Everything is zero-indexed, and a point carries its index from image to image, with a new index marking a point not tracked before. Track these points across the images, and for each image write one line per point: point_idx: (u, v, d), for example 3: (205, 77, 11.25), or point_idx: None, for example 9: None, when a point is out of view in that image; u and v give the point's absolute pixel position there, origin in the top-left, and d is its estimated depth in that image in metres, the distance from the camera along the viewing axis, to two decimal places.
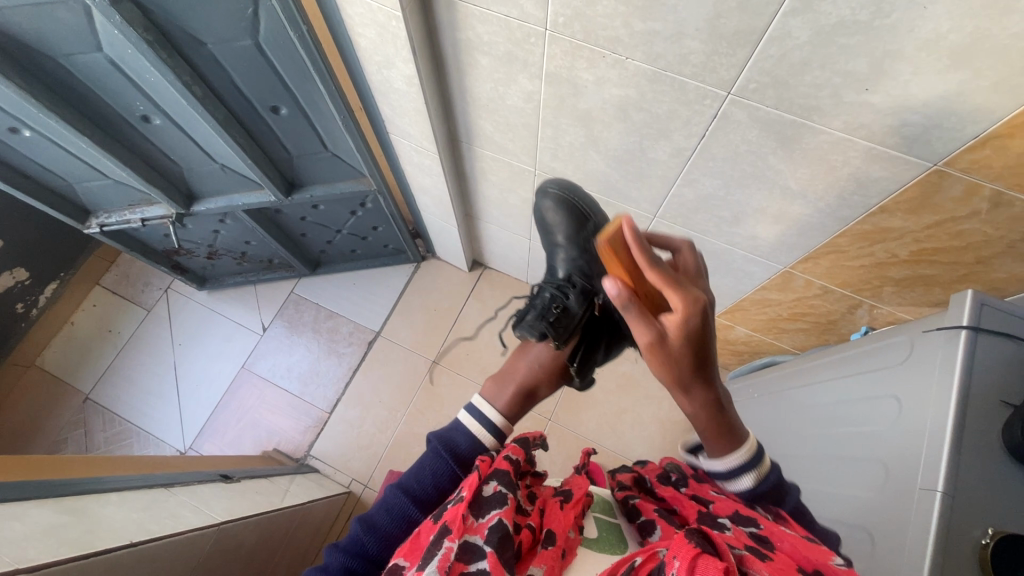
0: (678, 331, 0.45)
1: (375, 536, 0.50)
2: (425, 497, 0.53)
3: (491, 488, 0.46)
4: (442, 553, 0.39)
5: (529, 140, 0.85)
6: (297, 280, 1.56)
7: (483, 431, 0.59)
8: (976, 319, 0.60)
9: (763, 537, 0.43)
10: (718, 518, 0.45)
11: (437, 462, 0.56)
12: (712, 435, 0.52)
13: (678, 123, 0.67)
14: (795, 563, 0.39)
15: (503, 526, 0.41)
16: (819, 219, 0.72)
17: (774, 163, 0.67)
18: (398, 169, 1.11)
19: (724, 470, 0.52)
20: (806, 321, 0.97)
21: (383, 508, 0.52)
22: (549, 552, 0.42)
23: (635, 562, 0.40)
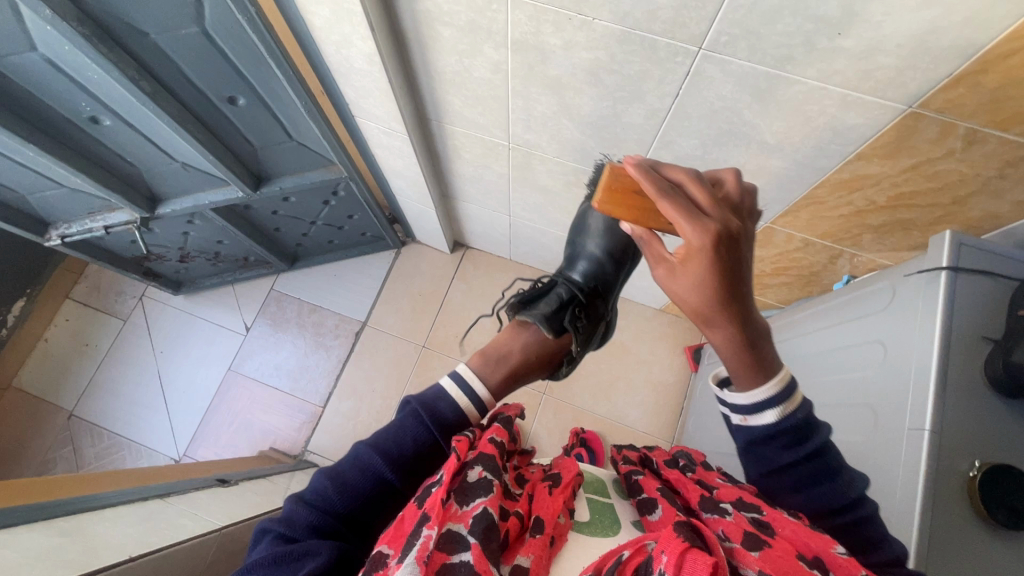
0: (696, 258, 0.42)
1: (342, 491, 0.47)
2: (399, 458, 0.49)
3: (475, 474, 0.45)
4: (421, 543, 0.38)
5: (500, 113, 0.83)
6: (276, 276, 1.52)
7: (468, 404, 0.55)
8: (956, 259, 0.61)
9: (763, 522, 0.41)
10: (720, 503, 0.44)
11: (416, 425, 0.51)
12: (737, 369, 0.48)
13: (651, 83, 0.66)
14: (795, 550, 0.38)
15: (488, 516, 0.41)
16: (798, 171, 0.71)
17: (751, 118, 0.66)
18: (368, 153, 1.08)
19: (749, 406, 0.48)
20: (789, 274, 0.97)
21: (354, 464, 0.48)
22: (538, 540, 0.41)
23: (622, 554, 0.38)
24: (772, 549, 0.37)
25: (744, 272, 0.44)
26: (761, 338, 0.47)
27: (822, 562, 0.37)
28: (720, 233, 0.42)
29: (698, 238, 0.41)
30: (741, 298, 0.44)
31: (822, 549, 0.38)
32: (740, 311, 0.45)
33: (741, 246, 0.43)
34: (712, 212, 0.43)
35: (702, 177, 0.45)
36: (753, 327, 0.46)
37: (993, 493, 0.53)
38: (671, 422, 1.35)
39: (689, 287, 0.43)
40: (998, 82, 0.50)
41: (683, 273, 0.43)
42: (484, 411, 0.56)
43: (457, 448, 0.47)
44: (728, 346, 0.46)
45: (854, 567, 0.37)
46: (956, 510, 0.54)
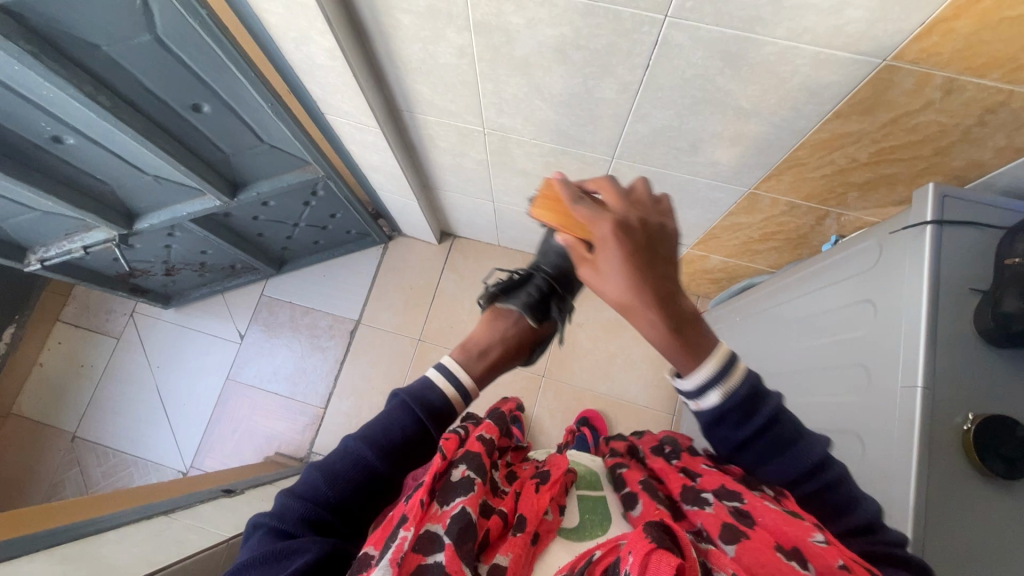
0: (605, 245, 0.42)
1: (331, 484, 0.45)
2: (386, 447, 0.48)
3: (459, 473, 0.45)
4: (396, 543, 0.38)
5: (471, 98, 0.81)
6: (265, 282, 1.51)
7: (450, 386, 0.53)
8: (940, 212, 0.60)
9: (744, 512, 0.41)
10: (701, 493, 0.45)
11: (403, 412, 0.50)
12: (679, 361, 0.44)
13: (620, 56, 0.64)
14: (773, 539, 0.38)
15: (466, 516, 0.40)
16: (776, 134, 0.70)
17: (724, 84, 0.64)
18: (343, 150, 1.06)
19: (697, 390, 0.45)
20: (777, 239, 0.97)
21: (342, 456, 0.47)
22: (517, 539, 0.42)
23: (595, 554, 0.39)
24: (749, 540, 0.38)
25: (656, 257, 0.43)
26: (694, 326, 0.44)
27: (801, 551, 0.37)
28: (621, 226, 0.42)
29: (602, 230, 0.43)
30: (663, 281, 0.42)
31: (800, 537, 0.38)
32: (664, 296, 0.42)
33: (646, 234, 0.43)
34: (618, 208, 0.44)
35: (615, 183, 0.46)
36: (681, 314, 0.43)
37: (986, 444, 0.53)
38: (671, 394, 1.36)
39: (607, 278, 0.42)
40: (971, 27, 0.49)
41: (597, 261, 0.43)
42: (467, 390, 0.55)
43: (444, 446, 0.47)
44: (659, 335, 0.43)
45: (832, 556, 0.37)
46: (951, 465, 0.54)
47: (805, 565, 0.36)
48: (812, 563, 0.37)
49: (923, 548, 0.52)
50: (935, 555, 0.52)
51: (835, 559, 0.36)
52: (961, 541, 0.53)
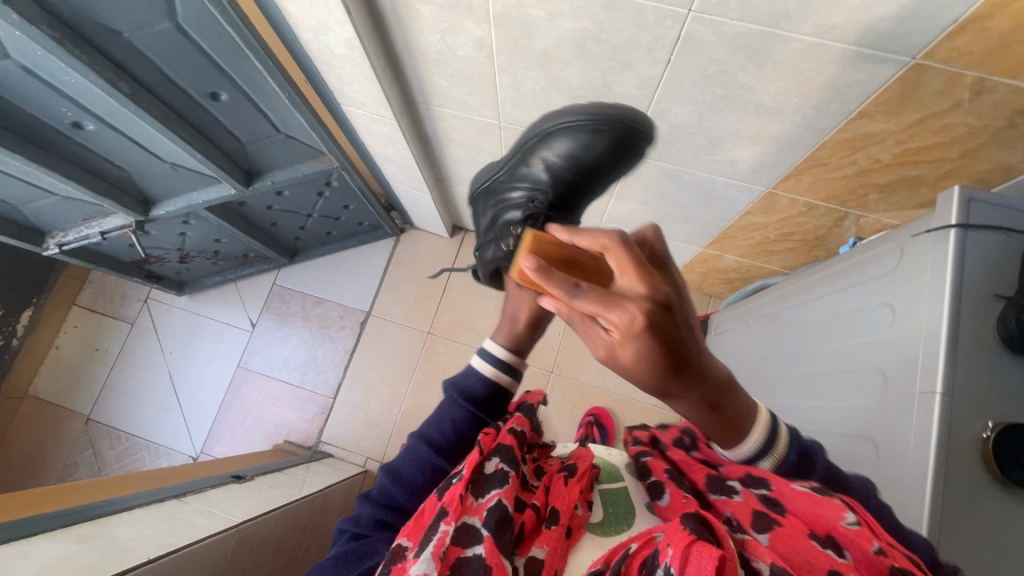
0: (628, 351, 0.34)
1: (403, 489, 0.51)
2: (443, 443, 0.53)
3: (492, 465, 0.46)
4: (437, 537, 0.39)
5: (488, 92, 0.80)
6: (276, 271, 1.52)
7: (496, 372, 0.56)
8: (965, 216, 0.59)
9: (773, 500, 0.41)
10: (727, 483, 0.45)
11: (454, 408, 0.55)
12: (708, 428, 0.46)
13: (643, 50, 0.63)
14: (806, 528, 0.38)
15: (502, 508, 0.41)
16: (798, 133, 0.69)
17: (746, 81, 0.63)
18: (358, 140, 1.06)
19: (739, 459, 0.47)
20: (794, 239, 0.96)
21: (407, 460, 0.53)
22: (553, 532, 0.42)
23: (630, 547, 0.38)
24: (782, 528, 0.37)
25: (688, 352, 0.37)
26: (733, 402, 0.44)
27: (835, 538, 0.36)
28: (665, 307, 0.34)
29: (632, 326, 0.33)
30: (695, 371, 0.38)
31: (832, 521, 0.37)
32: (701, 378, 0.39)
33: (681, 317, 0.36)
34: (642, 295, 0.34)
35: (628, 238, 0.36)
36: (716, 386, 0.42)
37: (1005, 451, 0.52)
38: None
39: (636, 371, 0.36)
40: (1007, 26, 0.48)
41: (624, 360, 0.35)
42: (518, 368, 0.58)
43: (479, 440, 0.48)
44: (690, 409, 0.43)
45: (865, 539, 0.36)
46: (970, 472, 0.53)
47: (840, 552, 0.35)
48: (848, 550, 0.36)
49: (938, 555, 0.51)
50: (950, 561, 0.51)
51: (870, 542, 0.35)
52: (979, 548, 0.52)
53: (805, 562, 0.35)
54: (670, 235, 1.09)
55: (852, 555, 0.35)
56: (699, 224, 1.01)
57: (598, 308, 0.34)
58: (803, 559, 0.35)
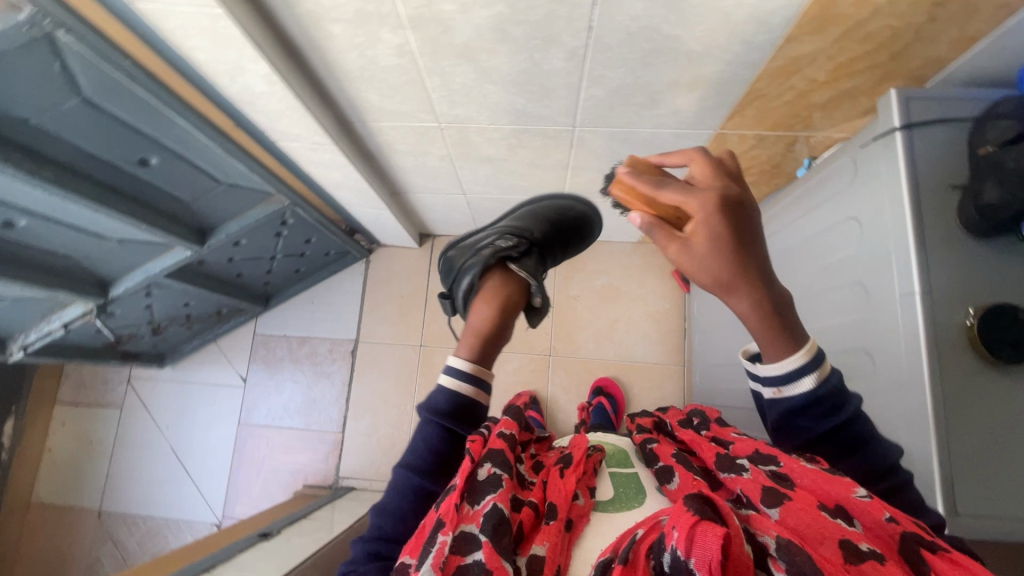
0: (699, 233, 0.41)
1: (393, 520, 0.50)
2: (429, 467, 0.51)
3: (485, 471, 0.46)
4: (436, 548, 0.39)
5: (421, 96, 0.79)
6: (255, 320, 1.49)
7: (458, 383, 0.52)
8: (906, 115, 0.60)
9: (782, 476, 0.44)
10: (737, 460, 0.49)
11: (427, 428, 0.52)
12: (768, 345, 0.46)
13: (563, 23, 0.62)
14: (816, 499, 0.40)
15: (498, 512, 0.42)
16: (733, 71, 0.69)
17: (671, 31, 0.63)
18: (303, 173, 1.04)
19: (780, 376, 0.47)
20: (752, 174, 0.97)
21: (392, 489, 0.51)
22: (552, 527, 0.42)
23: (638, 533, 0.39)
24: (793, 501, 0.39)
25: (750, 229, 0.42)
26: (789, 310, 0.45)
27: (844, 508, 0.39)
28: (738, 198, 0.42)
29: (704, 209, 0.41)
30: (754, 256, 0.42)
31: (841, 493, 0.40)
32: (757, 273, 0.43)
33: (751, 215, 0.43)
34: (708, 184, 0.43)
35: (706, 151, 0.46)
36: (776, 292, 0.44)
37: (990, 331, 0.53)
38: (676, 346, 1.39)
39: (706, 261, 0.42)
40: None
41: (697, 249, 0.42)
42: (483, 378, 0.53)
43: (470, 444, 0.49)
44: (749, 312, 0.44)
45: (875, 510, 0.38)
46: (963, 359, 0.55)
47: (852, 521, 0.38)
48: (859, 520, 0.38)
49: (949, 445, 0.53)
50: (960, 448, 0.53)
51: (881, 511, 0.38)
52: (990, 430, 0.53)
53: (815, 532, 0.37)
54: None
55: (862, 524, 0.39)
56: None
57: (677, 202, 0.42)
58: (817, 529, 0.37)
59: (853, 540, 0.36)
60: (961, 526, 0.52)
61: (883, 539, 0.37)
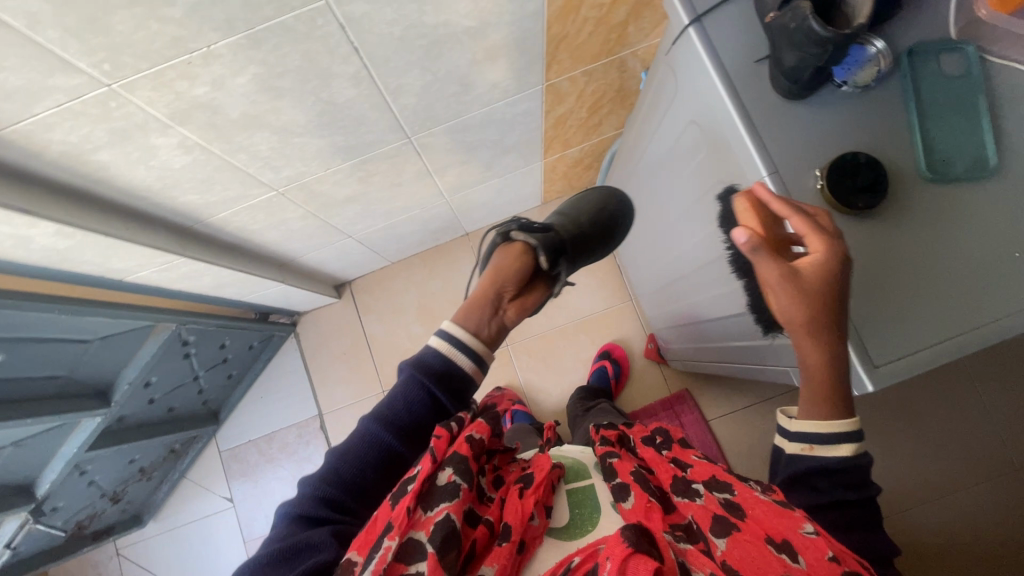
0: (815, 266, 0.47)
1: (348, 463, 0.49)
2: (401, 423, 0.50)
3: (445, 476, 0.48)
4: (380, 554, 0.41)
5: (239, 177, 0.74)
6: (215, 439, 1.43)
7: (452, 349, 0.53)
8: (692, 10, 0.59)
9: (734, 504, 0.52)
10: (693, 486, 0.57)
11: (410, 384, 0.52)
12: (807, 395, 0.51)
13: (327, 56, 0.57)
14: (764, 533, 0.47)
15: (450, 524, 0.44)
16: (522, 29, 0.66)
17: (437, 21, 0.58)
18: (176, 292, 0.98)
19: (825, 435, 0.51)
20: (603, 104, 0.96)
21: (352, 439, 0.50)
22: (504, 547, 0.47)
23: (573, 561, 0.47)
24: (739, 534, 0.48)
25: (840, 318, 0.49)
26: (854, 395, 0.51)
27: (790, 542, 0.45)
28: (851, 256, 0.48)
29: (825, 249, 0.47)
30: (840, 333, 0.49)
31: (789, 526, 0.46)
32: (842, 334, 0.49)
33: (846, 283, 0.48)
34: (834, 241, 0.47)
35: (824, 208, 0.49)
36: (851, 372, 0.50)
37: (844, 186, 0.53)
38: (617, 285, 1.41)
39: (798, 301, 0.48)
40: None
41: (805, 284, 0.47)
42: (476, 351, 0.54)
43: (433, 449, 0.48)
44: (819, 358, 0.49)
45: (818, 544, 0.44)
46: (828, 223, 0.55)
47: (796, 557, 0.44)
48: (803, 555, 0.44)
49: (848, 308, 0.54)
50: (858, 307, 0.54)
51: (824, 549, 0.43)
52: (885, 278, 0.54)
53: (756, 564, 0.45)
54: (508, 167, 1.09)
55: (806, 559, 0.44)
56: (521, 144, 1.00)
57: (803, 231, 0.47)
58: (755, 563, 0.45)
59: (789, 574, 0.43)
60: (885, 376, 0.54)
61: (823, 568, 0.42)
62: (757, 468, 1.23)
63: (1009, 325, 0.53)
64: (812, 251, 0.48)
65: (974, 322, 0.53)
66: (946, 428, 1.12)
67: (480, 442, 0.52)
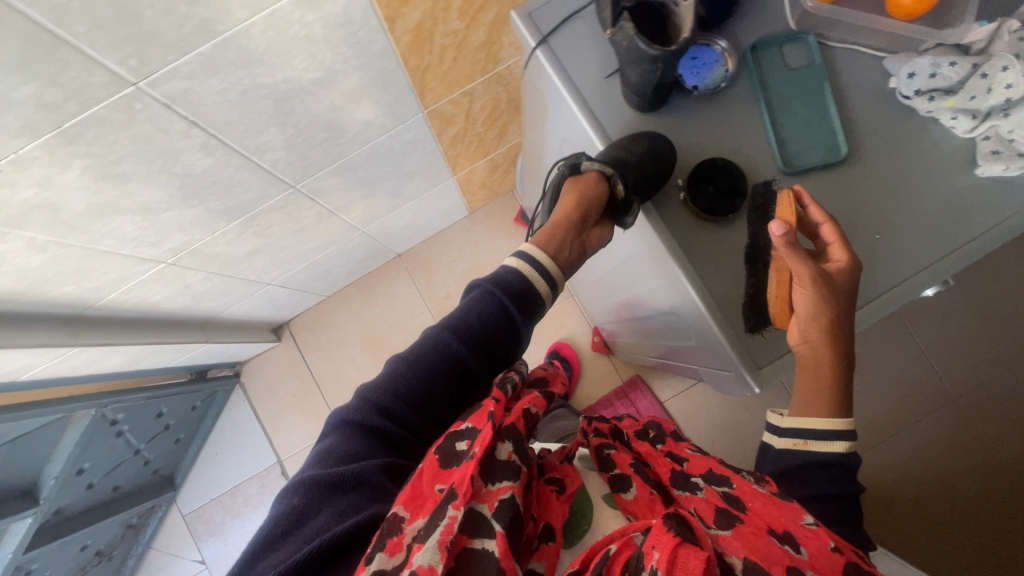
0: (843, 272, 0.49)
1: (417, 370, 0.48)
2: (473, 335, 0.50)
3: (505, 452, 0.45)
4: (444, 524, 0.38)
5: (114, 260, 0.70)
6: (177, 504, 1.37)
7: (532, 271, 0.54)
8: (537, 31, 0.57)
9: (734, 496, 0.50)
10: (692, 481, 0.55)
11: (490, 299, 0.51)
12: (800, 397, 0.53)
13: (163, 135, 0.54)
14: (764, 524, 0.46)
15: (515, 505, 0.41)
16: (377, 69, 0.63)
17: (274, 79, 0.55)
18: (87, 377, 0.94)
19: (821, 432, 0.50)
20: (497, 115, 0.94)
21: (424, 344, 0.50)
22: (550, 546, 0.46)
23: (611, 549, 0.44)
24: (743, 525, 0.45)
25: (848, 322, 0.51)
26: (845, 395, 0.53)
27: (790, 534, 0.44)
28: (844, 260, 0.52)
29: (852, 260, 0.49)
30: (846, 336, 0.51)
31: (789, 518, 0.45)
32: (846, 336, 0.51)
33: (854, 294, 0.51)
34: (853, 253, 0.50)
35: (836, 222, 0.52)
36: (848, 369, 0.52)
37: (703, 195, 0.54)
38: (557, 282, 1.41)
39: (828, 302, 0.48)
40: None
41: (839, 288, 0.49)
42: (551, 273, 0.55)
43: (493, 414, 0.45)
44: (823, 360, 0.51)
45: (818, 537, 0.43)
46: (697, 234, 0.54)
47: (798, 548, 0.43)
48: (804, 546, 0.43)
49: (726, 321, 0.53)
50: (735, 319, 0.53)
51: (826, 541, 0.43)
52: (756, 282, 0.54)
53: (765, 555, 0.42)
54: (418, 189, 1.06)
55: (806, 549, 0.43)
56: (423, 167, 0.98)
57: (832, 240, 0.49)
58: (764, 550, 0.42)
59: (799, 567, 0.41)
60: (767, 377, 0.54)
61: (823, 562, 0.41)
62: (715, 439, 1.27)
63: (897, 296, 0.55)
64: (831, 261, 0.50)
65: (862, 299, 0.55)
66: (887, 372, 1.17)
67: (534, 416, 0.51)
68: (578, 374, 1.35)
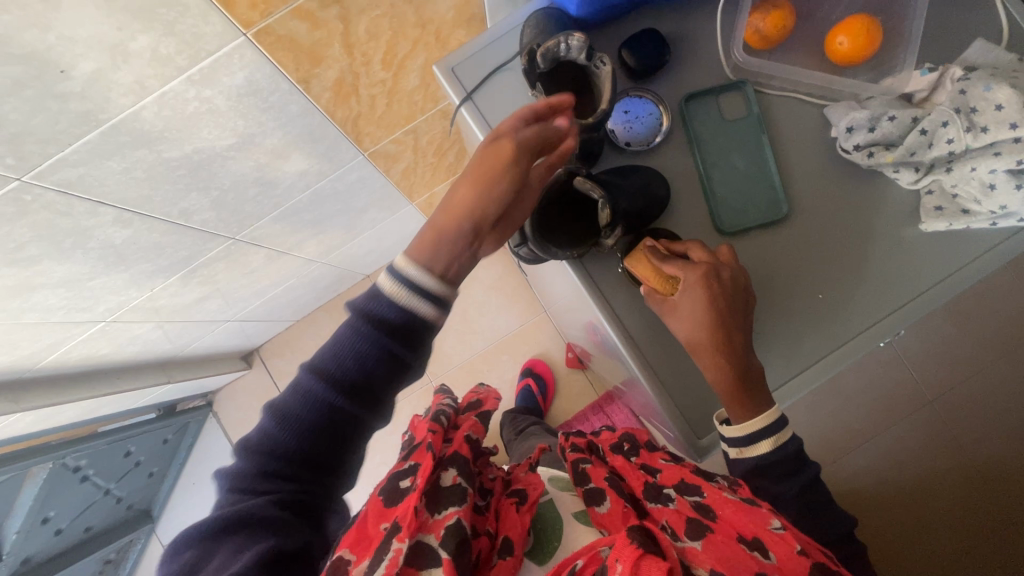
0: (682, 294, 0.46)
1: (287, 426, 0.38)
2: (346, 380, 0.39)
3: (450, 477, 0.43)
4: (391, 557, 0.36)
5: (45, 328, 0.68)
6: (154, 535, 1.34)
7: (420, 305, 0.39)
8: (461, 87, 0.54)
9: (705, 504, 0.44)
10: (665, 491, 0.46)
11: (363, 336, 0.39)
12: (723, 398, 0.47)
13: (66, 217, 0.51)
14: (734, 532, 0.42)
15: (462, 529, 0.39)
16: (301, 126, 0.60)
17: (181, 151, 0.52)
18: (39, 428, 0.92)
19: (740, 437, 0.46)
20: (449, 146, 0.90)
21: (296, 393, 0.39)
22: (508, 563, 0.42)
23: (578, 564, 0.41)
24: (714, 535, 0.41)
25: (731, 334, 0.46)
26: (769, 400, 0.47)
27: (759, 541, 0.41)
28: (735, 277, 0.47)
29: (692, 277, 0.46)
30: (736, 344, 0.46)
31: (759, 526, 0.41)
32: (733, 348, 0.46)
33: (728, 308, 0.46)
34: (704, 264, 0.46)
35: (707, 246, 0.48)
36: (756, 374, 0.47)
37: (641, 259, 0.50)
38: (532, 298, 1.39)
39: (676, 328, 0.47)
40: None
41: (682, 310, 0.46)
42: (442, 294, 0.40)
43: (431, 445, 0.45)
44: (721, 380, 0.46)
45: (787, 542, 0.40)
46: (634, 298, 0.51)
47: (766, 554, 0.40)
48: (772, 551, 0.40)
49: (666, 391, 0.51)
50: (674, 388, 0.51)
51: (793, 544, 0.40)
52: None
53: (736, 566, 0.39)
54: (375, 220, 1.03)
55: (777, 555, 0.40)
56: (377, 201, 0.94)
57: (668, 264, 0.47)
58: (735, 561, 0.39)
59: None
60: (709, 448, 0.51)
61: (794, 568, 0.39)
62: None
63: (853, 350, 0.51)
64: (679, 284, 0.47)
65: (819, 352, 0.51)
66: (864, 378, 1.11)
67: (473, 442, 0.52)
68: (554, 392, 1.33)
